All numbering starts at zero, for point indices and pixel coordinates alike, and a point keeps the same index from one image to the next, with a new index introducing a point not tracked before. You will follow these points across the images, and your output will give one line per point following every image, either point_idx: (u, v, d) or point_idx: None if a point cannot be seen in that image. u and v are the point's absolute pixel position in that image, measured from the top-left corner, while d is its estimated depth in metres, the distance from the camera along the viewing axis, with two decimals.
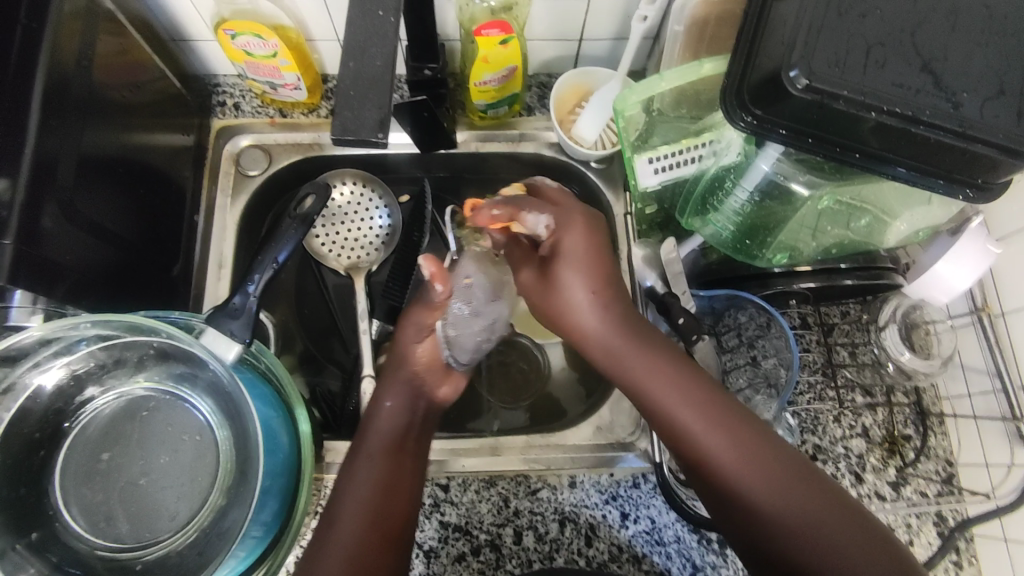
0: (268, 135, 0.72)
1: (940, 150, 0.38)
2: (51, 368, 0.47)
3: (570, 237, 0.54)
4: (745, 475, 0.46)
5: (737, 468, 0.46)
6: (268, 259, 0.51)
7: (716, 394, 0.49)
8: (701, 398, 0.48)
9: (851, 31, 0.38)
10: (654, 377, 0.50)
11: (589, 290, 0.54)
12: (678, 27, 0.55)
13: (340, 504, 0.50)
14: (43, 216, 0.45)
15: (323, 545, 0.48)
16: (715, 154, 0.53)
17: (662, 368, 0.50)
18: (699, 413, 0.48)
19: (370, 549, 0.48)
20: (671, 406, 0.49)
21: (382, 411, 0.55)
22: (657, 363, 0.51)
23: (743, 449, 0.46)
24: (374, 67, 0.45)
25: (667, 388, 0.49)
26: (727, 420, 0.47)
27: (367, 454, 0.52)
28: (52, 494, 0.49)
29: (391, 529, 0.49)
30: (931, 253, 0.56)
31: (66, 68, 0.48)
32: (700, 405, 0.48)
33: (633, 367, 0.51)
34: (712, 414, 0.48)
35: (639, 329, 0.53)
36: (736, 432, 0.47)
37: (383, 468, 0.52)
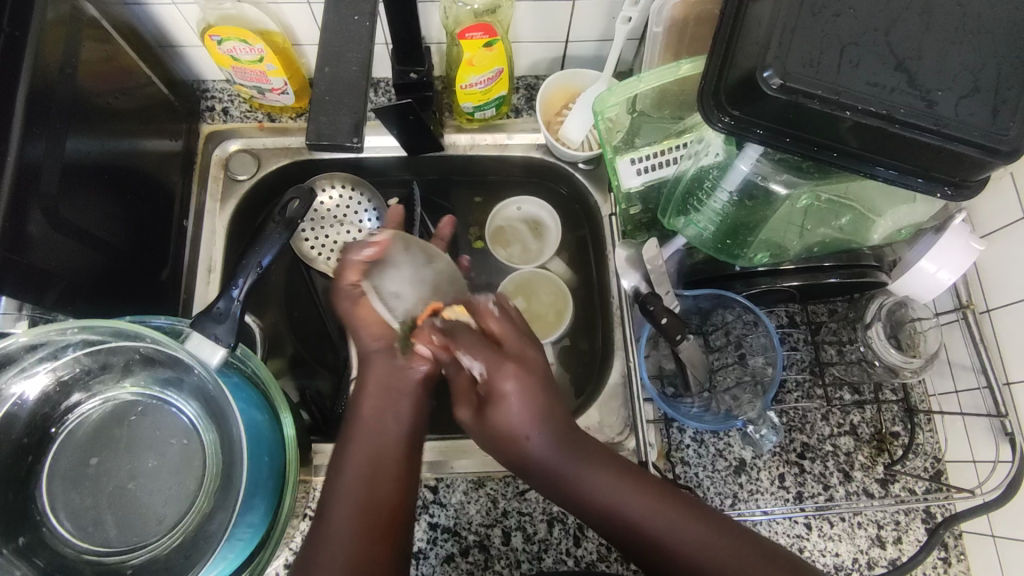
0: (257, 139, 0.72)
1: (918, 149, 0.39)
2: (36, 374, 0.47)
3: (513, 380, 0.47)
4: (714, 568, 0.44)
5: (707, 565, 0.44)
6: (252, 263, 0.51)
7: (662, 487, 0.47)
8: (653, 507, 0.46)
9: (825, 30, 0.38)
10: (603, 492, 0.46)
11: (533, 421, 0.47)
12: (657, 29, 0.55)
13: (329, 498, 0.48)
14: (28, 222, 0.46)
15: (317, 542, 0.46)
16: (693, 155, 0.53)
17: (606, 481, 0.47)
18: (657, 521, 0.45)
19: (363, 546, 0.46)
20: (631, 519, 0.46)
21: (368, 396, 0.53)
22: (601, 472, 0.47)
23: (708, 542, 0.44)
24: (351, 71, 0.45)
25: (619, 496, 0.46)
26: (683, 524, 0.45)
27: (353, 443, 0.51)
28: (40, 499, 0.49)
29: (383, 520, 0.47)
30: (916, 251, 0.56)
31: (49, 74, 0.48)
32: (653, 511, 0.46)
33: (581, 485, 0.47)
34: (670, 517, 0.45)
35: (578, 457, 0.47)
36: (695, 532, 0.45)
37: (370, 455, 0.50)
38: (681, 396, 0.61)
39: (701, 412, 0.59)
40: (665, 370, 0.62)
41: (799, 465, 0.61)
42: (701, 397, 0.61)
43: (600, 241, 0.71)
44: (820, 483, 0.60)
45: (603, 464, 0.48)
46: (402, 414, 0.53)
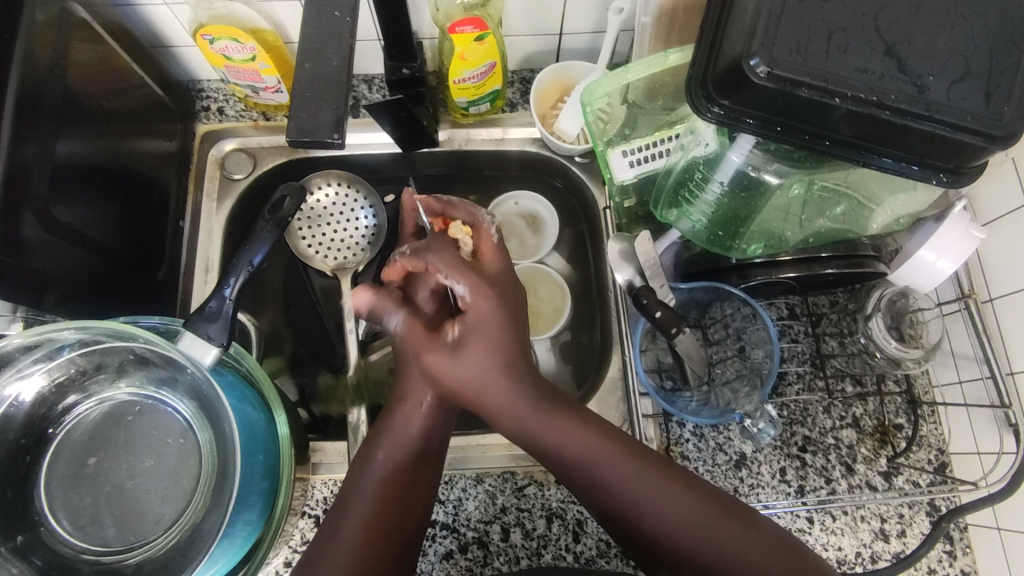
0: (252, 138, 0.72)
1: (913, 136, 0.38)
2: (32, 375, 0.47)
3: (483, 326, 0.51)
4: (654, 516, 0.47)
5: (652, 517, 0.48)
6: (242, 263, 0.51)
7: (625, 449, 0.50)
8: (618, 462, 0.49)
9: (813, 17, 0.37)
10: (564, 442, 0.50)
11: (497, 359, 0.52)
12: (644, 19, 0.55)
13: (343, 511, 0.49)
14: (20, 224, 0.46)
15: (329, 538, 0.48)
16: (683, 147, 0.53)
17: (568, 432, 0.50)
18: (613, 474, 0.49)
19: (371, 552, 0.48)
20: (586, 467, 0.50)
21: (412, 400, 0.53)
22: (565, 425, 0.51)
23: (666, 500, 0.48)
24: (331, 68, 0.45)
25: (576, 446, 0.50)
26: (639, 480, 0.48)
27: (382, 450, 0.52)
28: (39, 499, 0.49)
29: (399, 532, 0.49)
30: (916, 240, 0.55)
31: (39, 76, 0.49)
32: (619, 470, 0.49)
33: (535, 430, 0.51)
34: (628, 472, 0.49)
35: (552, 407, 0.52)
36: (649, 487, 0.48)
37: (401, 472, 0.51)
38: (679, 390, 0.60)
39: (700, 406, 0.59)
40: (663, 363, 0.61)
41: (800, 458, 0.60)
42: (699, 391, 0.60)
43: (597, 235, 0.70)
44: (822, 476, 0.60)
45: (571, 420, 0.51)
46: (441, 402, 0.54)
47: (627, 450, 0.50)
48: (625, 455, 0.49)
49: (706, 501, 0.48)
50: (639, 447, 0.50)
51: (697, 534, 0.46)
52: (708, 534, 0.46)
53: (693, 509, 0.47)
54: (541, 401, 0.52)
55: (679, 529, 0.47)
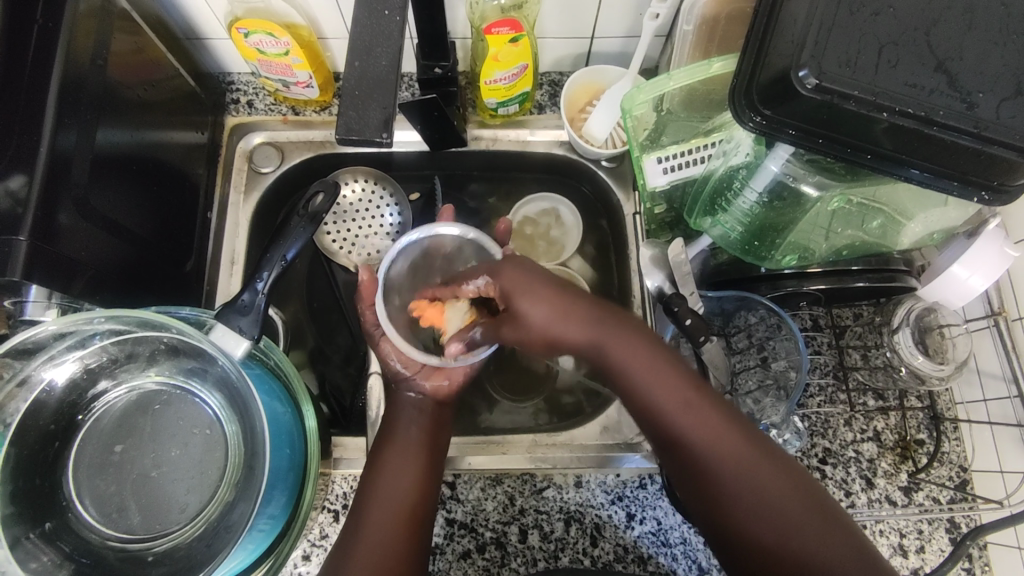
0: (280, 132, 0.73)
1: (957, 154, 0.38)
2: (64, 362, 0.48)
3: (528, 304, 0.46)
4: (743, 493, 0.42)
5: (744, 499, 0.42)
6: (276, 257, 0.52)
7: (741, 428, 0.43)
8: (728, 444, 0.42)
9: (864, 30, 0.37)
10: (666, 399, 0.44)
11: (552, 312, 0.46)
12: (687, 27, 0.56)
13: (362, 511, 0.50)
14: (60, 212, 0.46)
15: (353, 533, 0.48)
16: (724, 154, 0.52)
17: (673, 390, 0.44)
18: (713, 451, 0.42)
19: (397, 542, 0.48)
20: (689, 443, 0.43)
21: (404, 422, 0.57)
22: (663, 375, 0.44)
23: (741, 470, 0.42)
24: (380, 67, 0.45)
25: (689, 419, 0.43)
26: (755, 465, 0.42)
27: (387, 454, 0.53)
28: (66, 485, 0.50)
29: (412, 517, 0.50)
30: (947, 256, 0.55)
31: (81, 65, 0.49)
32: (723, 448, 0.42)
33: (630, 368, 0.45)
34: (727, 440, 0.42)
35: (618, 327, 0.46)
36: (743, 455, 0.42)
37: (401, 463, 0.53)
38: None
39: None
40: None
41: (820, 470, 0.60)
42: (721, 400, 0.60)
43: (621, 239, 0.70)
44: (842, 489, 0.59)
45: (681, 378, 0.44)
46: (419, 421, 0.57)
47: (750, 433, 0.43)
48: (734, 423, 0.43)
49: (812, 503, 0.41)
50: (746, 420, 0.44)
51: (791, 524, 0.40)
52: (802, 532, 0.40)
53: (794, 502, 0.41)
54: (634, 337, 0.45)
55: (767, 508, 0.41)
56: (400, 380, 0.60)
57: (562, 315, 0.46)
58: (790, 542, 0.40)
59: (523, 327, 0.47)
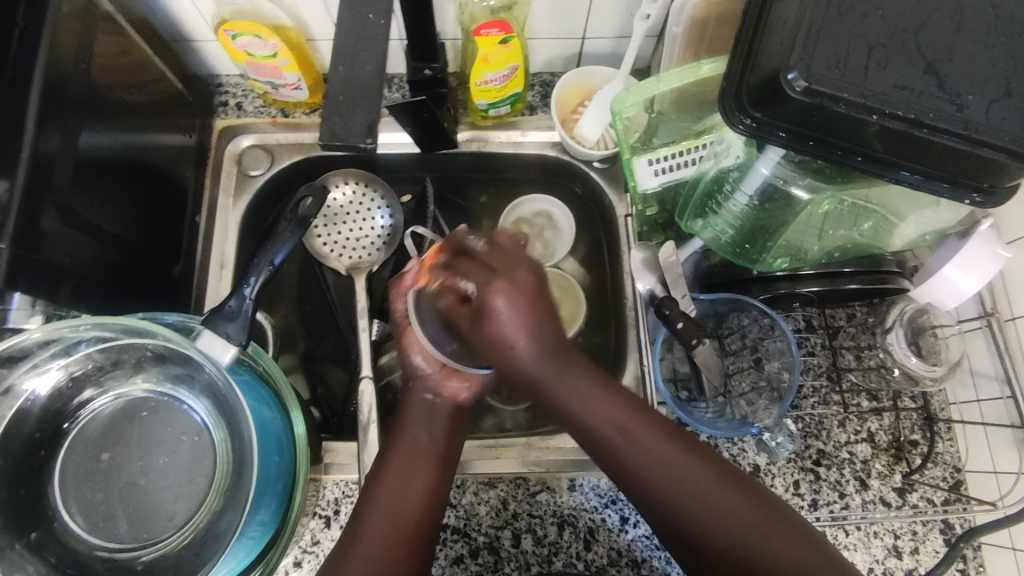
0: (270, 135, 0.72)
1: (947, 156, 0.37)
2: (48, 370, 0.47)
3: (500, 321, 0.45)
4: (692, 506, 0.43)
5: (692, 510, 0.43)
6: (264, 262, 0.51)
7: (672, 437, 0.45)
8: (662, 455, 0.44)
9: (853, 32, 0.37)
10: (605, 424, 0.45)
11: (521, 328, 0.45)
12: (676, 29, 0.55)
13: (359, 519, 0.49)
14: (43, 217, 0.46)
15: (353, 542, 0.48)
16: (716, 155, 0.52)
17: (614, 414, 0.46)
18: (663, 474, 0.44)
19: (393, 556, 0.48)
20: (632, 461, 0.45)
21: (412, 422, 0.56)
22: (584, 391, 0.46)
23: (676, 477, 0.44)
24: (366, 71, 0.44)
25: (632, 447, 0.45)
26: (699, 481, 0.44)
27: (391, 462, 0.53)
28: (53, 494, 0.49)
29: (412, 529, 0.49)
30: (939, 257, 0.55)
31: (63, 69, 0.48)
32: (667, 465, 0.44)
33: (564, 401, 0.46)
34: (671, 460, 0.44)
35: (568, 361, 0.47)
36: (687, 475, 0.44)
37: (404, 471, 0.52)
38: (695, 401, 0.60)
39: (715, 417, 0.58)
40: (679, 373, 0.61)
41: (814, 472, 0.60)
42: (714, 402, 0.59)
43: (613, 240, 0.70)
44: (836, 490, 0.59)
45: (616, 401, 0.46)
46: (429, 426, 0.55)
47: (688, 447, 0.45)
48: (668, 436, 0.45)
49: (752, 505, 0.43)
50: (681, 431, 0.46)
51: (742, 528, 0.42)
52: (745, 528, 0.42)
53: (743, 508, 0.43)
54: (570, 366, 0.46)
55: (706, 514, 0.43)
56: (418, 379, 0.58)
57: (517, 343, 0.45)
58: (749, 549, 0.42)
59: (495, 341, 0.45)
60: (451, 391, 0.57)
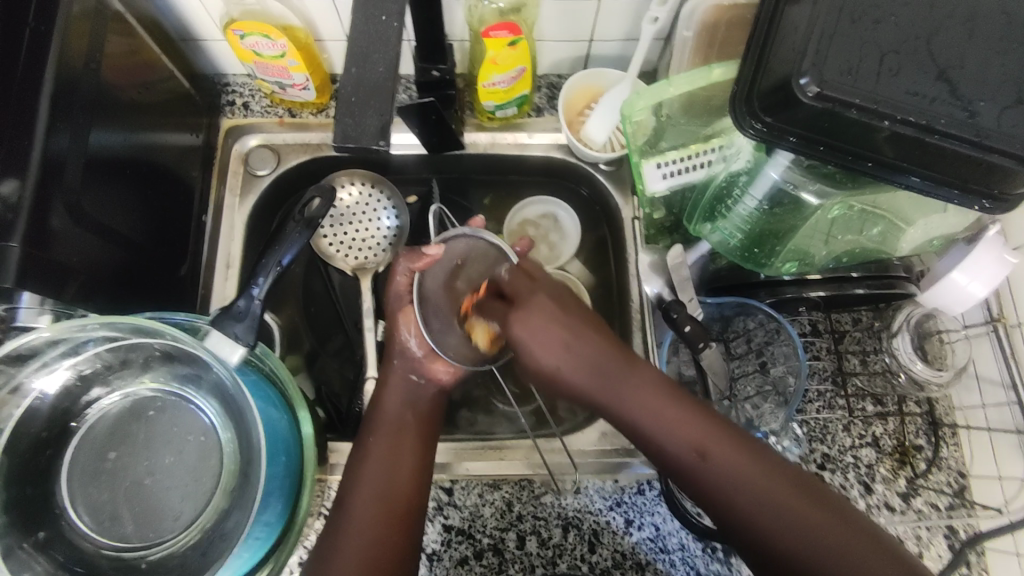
0: (276, 134, 0.72)
1: (957, 161, 0.37)
2: (57, 369, 0.48)
3: (543, 333, 0.47)
4: (780, 522, 0.40)
5: (780, 528, 0.40)
6: (272, 262, 0.51)
7: (749, 445, 0.43)
8: (738, 467, 0.42)
9: (865, 38, 0.37)
10: (686, 445, 0.43)
11: (559, 339, 0.47)
12: (686, 33, 0.56)
13: (346, 494, 0.50)
14: (52, 216, 0.46)
15: (342, 518, 0.49)
16: (724, 159, 0.53)
17: (694, 436, 0.43)
18: (745, 491, 0.41)
19: (384, 532, 0.48)
20: (708, 478, 0.42)
21: (388, 396, 0.56)
22: (650, 400, 0.45)
23: (755, 488, 0.41)
24: (377, 73, 0.44)
25: (716, 466, 0.42)
26: (784, 494, 0.41)
27: (375, 438, 0.53)
28: (59, 493, 0.49)
29: (398, 506, 0.49)
30: (946, 263, 0.54)
31: (74, 69, 0.48)
32: (742, 477, 0.42)
33: (631, 411, 0.45)
34: (751, 476, 0.42)
35: (627, 370, 0.46)
36: (774, 487, 0.41)
37: (387, 446, 0.52)
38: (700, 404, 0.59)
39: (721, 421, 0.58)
40: (685, 376, 0.61)
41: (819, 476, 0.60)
42: (720, 405, 0.59)
43: (619, 242, 0.70)
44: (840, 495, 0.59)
45: (692, 416, 0.44)
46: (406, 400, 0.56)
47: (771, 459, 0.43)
48: (744, 448, 0.43)
49: (840, 515, 0.40)
50: (760, 445, 0.43)
51: (832, 548, 0.39)
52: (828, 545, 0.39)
53: (827, 522, 0.40)
54: (632, 372, 0.46)
55: (789, 531, 0.40)
56: (405, 356, 0.57)
57: (570, 351, 0.47)
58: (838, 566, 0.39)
59: (533, 354, 0.48)
60: (433, 374, 0.58)
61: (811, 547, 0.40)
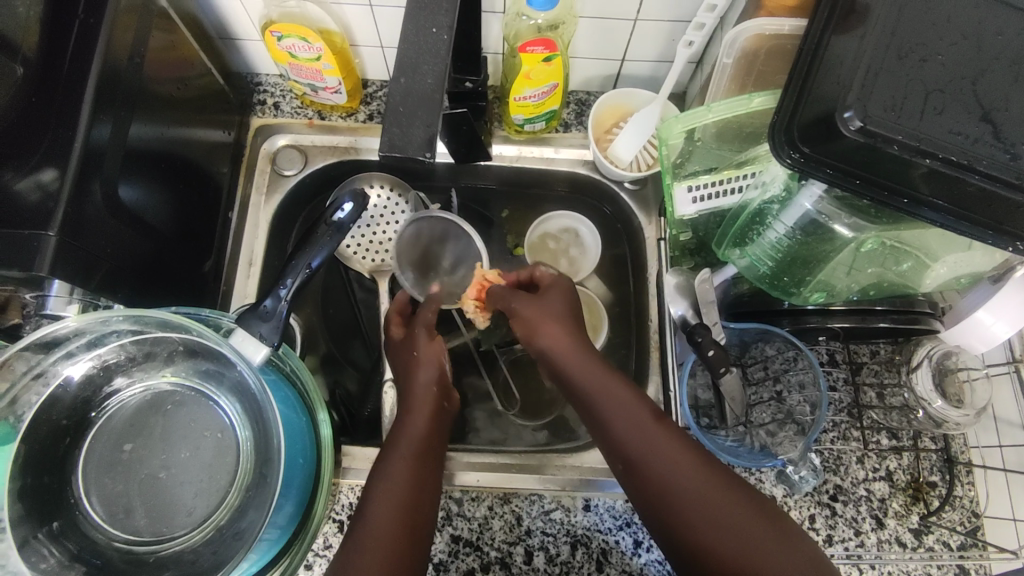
0: (305, 136, 0.73)
1: (993, 202, 0.37)
2: (81, 359, 0.48)
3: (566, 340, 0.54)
4: (696, 506, 0.44)
5: (687, 502, 0.44)
6: (301, 265, 0.52)
7: (686, 443, 0.47)
8: (668, 451, 0.47)
9: (911, 76, 0.37)
10: (627, 426, 0.49)
11: (559, 317, 0.56)
12: (727, 60, 0.55)
13: (368, 514, 0.46)
14: (87, 204, 0.46)
15: (356, 536, 0.45)
16: (759, 187, 0.52)
17: (655, 440, 0.48)
18: (670, 470, 0.46)
19: (403, 547, 0.45)
20: (636, 452, 0.48)
21: (414, 420, 0.55)
22: (607, 386, 0.51)
23: (677, 467, 0.46)
24: (425, 84, 0.44)
25: (645, 444, 0.47)
26: (704, 484, 0.45)
27: (396, 457, 0.51)
28: (75, 483, 0.49)
29: (416, 519, 0.47)
30: (972, 300, 0.55)
31: (119, 62, 0.49)
32: (668, 457, 0.46)
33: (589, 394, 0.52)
34: (693, 480, 0.45)
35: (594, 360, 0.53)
36: (690, 473, 0.45)
37: (410, 468, 0.50)
38: (715, 428, 0.60)
39: (736, 445, 0.58)
40: (700, 399, 0.61)
41: (831, 507, 0.59)
42: (735, 431, 0.60)
43: (639, 261, 0.70)
44: (852, 528, 0.59)
45: (641, 405, 0.50)
46: (432, 431, 0.55)
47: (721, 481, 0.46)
48: (680, 440, 0.47)
49: (755, 508, 0.44)
50: (712, 457, 0.47)
51: (737, 532, 0.42)
52: (734, 532, 0.42)
53: (738, 509, 0.43)
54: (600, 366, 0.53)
55: (701, 512, 0.44)
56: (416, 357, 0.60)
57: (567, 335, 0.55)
58: (741, 552, 0.42)
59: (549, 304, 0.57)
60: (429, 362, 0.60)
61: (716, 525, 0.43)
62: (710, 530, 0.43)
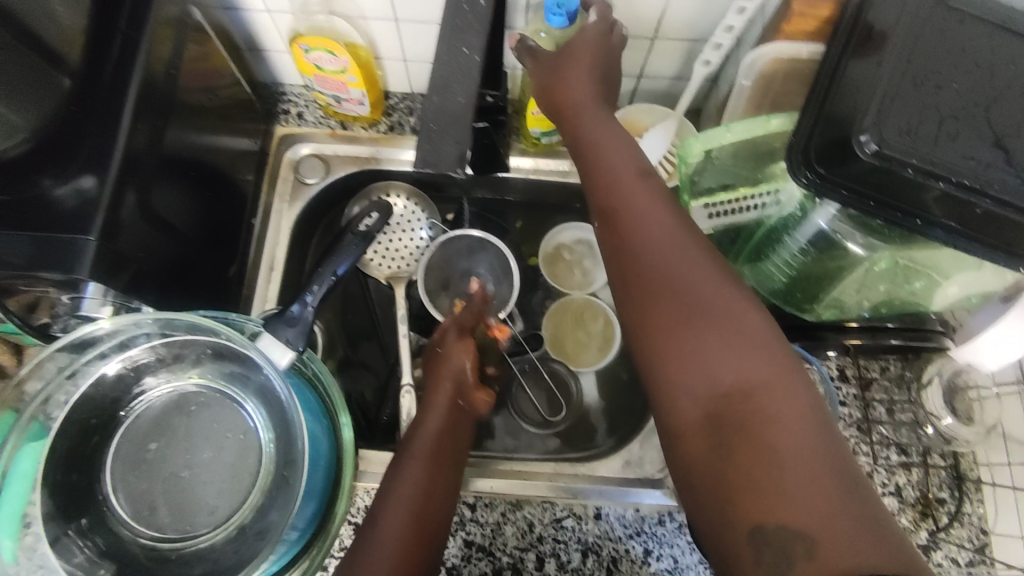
0: (327, 145, 0.74)
1: (1004, 227, 0.38)
2: (111, 360, 0.50)
3: (607, 129, 0.51)
4: (706, 341, 0.41)
5: (701, 312, 0.42)
6: (327, 272, 0.56)
7: (728, 291, 0.42)
8: (707, 285, 0.42)
9: (925, 102, 0.39)
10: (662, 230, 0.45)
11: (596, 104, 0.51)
12: (746, 82, 0.57)
13: (381, 518, 0.48)
14: (124, 211, 0.47)
15: (368, 540, 0.47)
16: (777, 203, 0.53)
17: (722, 298, 0.42)
18: (694, 298, 0.42)
19: (412, 549, 0.47)
20: (653, 245, 0.44)
21: (431, 420, 0.55)
22: (659, 223, 0.45)
23: (708, 302, 0.42)
24: (457, 103, 0.45)
25: (684, 267, 0.43)
26: (728, 318, 0.41)
27: (413, 458, 0.52)
28: (103, 480, 0.51)
29: (428, 523, 0.49)
30: (982, 320, 0.55)
31: (157, 74, 0.51)
32: (707, 295, 0.42)
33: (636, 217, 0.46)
34: (720, 311, 0.41)
35: (653, 195, 0.47)
36: (721, 306, 0.41)
37: (425, 471, 0.51)
38: None
39: None
40: None
41: None
42: None
43: None
44: None
45: (696, 249, 0.44)
46: (448, 428, 0.56)
47: (786, 352, 0.40)
48: (721, 292, 0.42)
49: (790, 388, 0.38)
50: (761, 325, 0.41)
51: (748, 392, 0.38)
52: (743, 389, 0.39)
53: (768, 378, 0.38)
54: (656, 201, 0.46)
55: (711, 356, 0.40)
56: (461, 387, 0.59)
57: (630, 170, 0.48)
58: (748, 406, 0.38)
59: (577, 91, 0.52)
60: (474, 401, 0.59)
61: (720, 377, 0.40)
62: (711, 374, 0.40)
